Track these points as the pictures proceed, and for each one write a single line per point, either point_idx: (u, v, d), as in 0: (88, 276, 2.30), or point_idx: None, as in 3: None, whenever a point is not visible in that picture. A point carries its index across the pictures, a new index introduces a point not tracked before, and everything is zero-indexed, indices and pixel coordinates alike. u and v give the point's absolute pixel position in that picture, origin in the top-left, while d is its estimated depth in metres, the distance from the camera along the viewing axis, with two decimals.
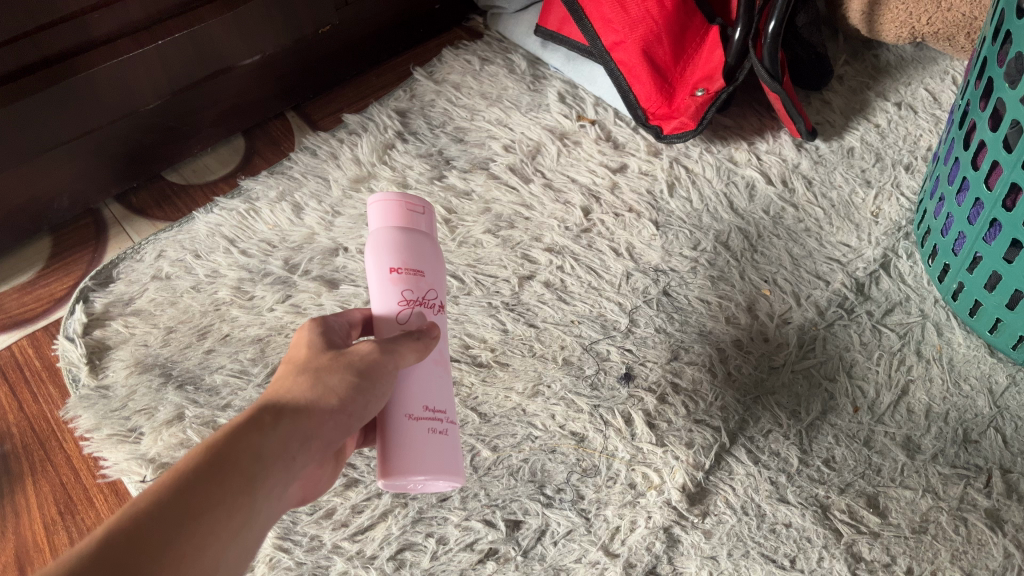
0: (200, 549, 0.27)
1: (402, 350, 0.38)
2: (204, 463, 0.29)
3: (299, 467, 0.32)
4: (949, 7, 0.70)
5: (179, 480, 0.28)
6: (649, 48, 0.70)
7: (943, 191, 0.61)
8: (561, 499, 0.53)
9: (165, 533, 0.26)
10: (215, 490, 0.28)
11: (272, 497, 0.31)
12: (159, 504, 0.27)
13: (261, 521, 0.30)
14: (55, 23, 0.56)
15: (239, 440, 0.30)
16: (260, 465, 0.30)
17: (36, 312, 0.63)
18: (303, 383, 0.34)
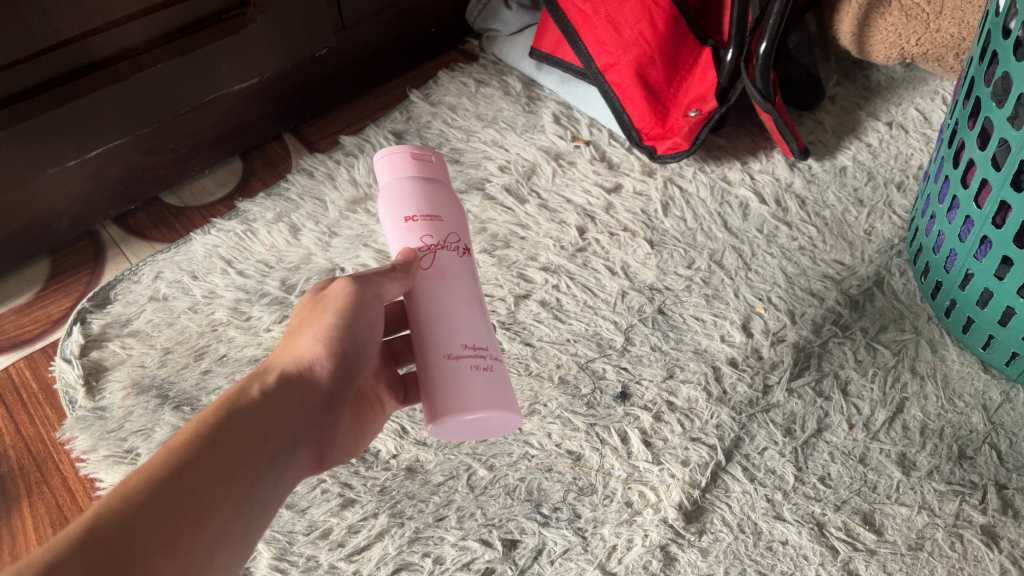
0: (197, 518, 0.31)
1: (383, 282, 0.42)
2: (202, 432, 0.33)
3: (302, 424, 0.36)
4: (938, 28, 0.71)
5: (181, 448, 0.32)
6: (643, 70, 0.71)
7: (934, 209, 0.61)
8: (558, 518, 0.53)
9: (159, 509, 0.30)
10: (213, 453, 0.33)
11: (271, 459, 0.35)
12: (162, 471, 0.31)
13: (268, 477, 0.34)
14: (54, 48, 0.57)
15: (227, 415, 0.34)
16: (249, 434, 0.34)
17: (33, 334, 0.63)
18: (292, 344, 0.39)
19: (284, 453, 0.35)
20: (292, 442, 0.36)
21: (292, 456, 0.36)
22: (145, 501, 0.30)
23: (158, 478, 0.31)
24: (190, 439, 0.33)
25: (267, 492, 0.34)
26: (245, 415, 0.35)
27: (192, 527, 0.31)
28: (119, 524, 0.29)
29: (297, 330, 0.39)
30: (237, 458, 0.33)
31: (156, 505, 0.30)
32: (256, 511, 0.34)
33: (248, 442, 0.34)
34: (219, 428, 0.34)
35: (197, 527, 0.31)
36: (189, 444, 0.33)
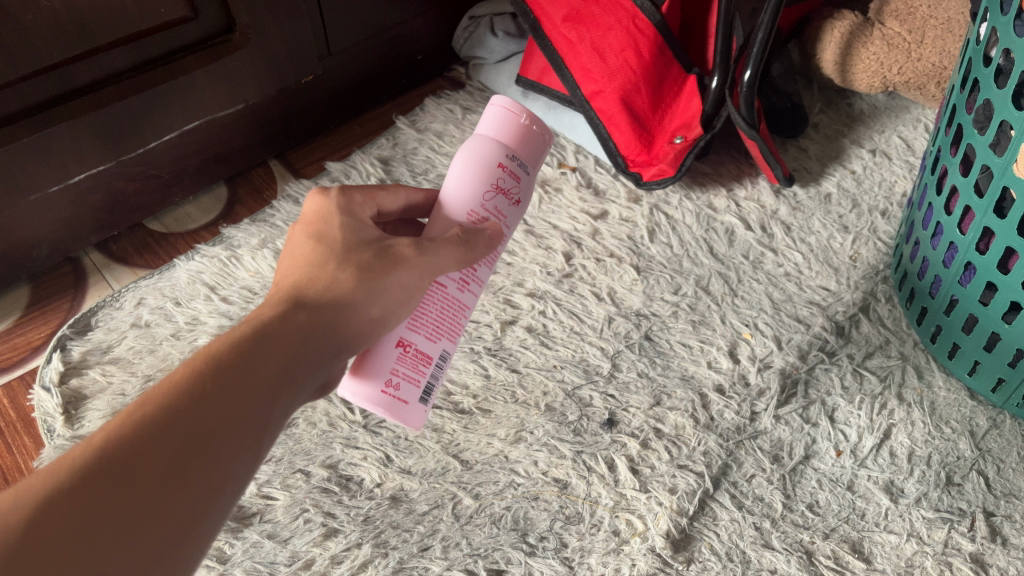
0: (207, 457, 0.30)
1: (440, 253, 0.41)
2: (215, 364, 0.32)
3: (319, 361, 0.36)
4: (920, 57, 0.72)
5: (191, 381, 0.31)
6: (628, 98, 0.71)
7: (918, 235, 0.61)
8: (544, 548, 0.52)
9: (169, 446, 0.29)
10: (227, 386, 0.32)
11: (284, 397, 0.34)
12: (169, 404, 0.30)
13: (282, 410, 0.34)
14: (36, 75, 0.56)
15: (248, 348, 0.33)
16: (268, 374, 0.33)
17: (12, 361, 0.62)
18: (324, 279, 0.37)
19: (296, 393, 0.34)
20: (306, 383, 0.35)
21: (304, 390, 0.35)
22: (153, 436, 0.29)
23: (167, 410, 0.30)
24: (205, 373, 0.32)
25: (276, 430, 0.33)
26: (266, 352, 0.33)
27: (202, 463, 0.30)
28: (123, 461, 0.28)
29: (343, 259, 0.38)
30: (253, 395, 0.32)
31: (166, 442, 0.29)
32: (264, 451, 0.33)
33: (264, 381, 0.33)
34: (237, 363, 0.33)
35: (207, 467, 0.30)
36: (205, 378, 0.31)
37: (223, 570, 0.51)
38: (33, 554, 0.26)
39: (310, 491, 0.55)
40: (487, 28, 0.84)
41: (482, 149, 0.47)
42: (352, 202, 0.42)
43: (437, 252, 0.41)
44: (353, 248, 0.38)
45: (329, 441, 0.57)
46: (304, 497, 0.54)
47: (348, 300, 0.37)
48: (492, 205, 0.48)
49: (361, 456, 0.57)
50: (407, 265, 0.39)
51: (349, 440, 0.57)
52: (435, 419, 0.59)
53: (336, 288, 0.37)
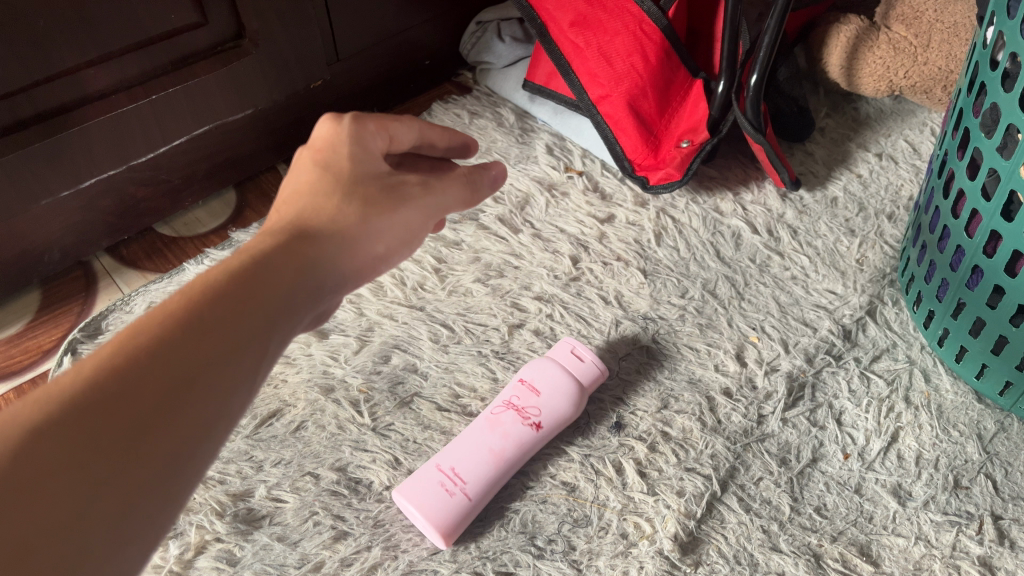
0: (207, 382, 0.30)
1: (440, 186, 0.44)
2: (219, 291, 0.32)
3: (321, 291, 0.36)
4: (926, 61, 0.72)
5: (196, 304, 0.32)
6: (635, 101, 0.72)
7: (925, 239, 0.62)
8: (552, 550, 0.52)
9: (171, 370, 0.29)
10: (233, 312, 0.32)
11: (284, 325, 0.34)
12: (173, 324, 0.31)
13: (284, 335, 0.34)
14: (50, 80, 0.57)
15: (248, 276, 0.33)
16: (269, 305, 0.33)
17: (22, 364, 0.63)
18: (328, 215, 0.38)
19: (295, 322, 0.35)
20: (305, 313, 0.35)
21: (305, 318, 0.36)
22: (155, 359, 0.29)
23: (169, 333, 0.30)
24: (207, 298, 0.32)
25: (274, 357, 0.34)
26: (267, 281, 0.34)
27: (209, 382, 0.30)
28: (126, 382, 0.28)
29: (345, 193, 0.39)
30: (255, 322, 0.32)
31: (168, 365, 0.29)
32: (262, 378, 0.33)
33: (269, 309, 0.33)
34: (239, 289, 0.33)
35: (208, 392, 0.30)
36: (207, 303, 0.32)
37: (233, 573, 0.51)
38: (35, 479, 0.26)
39: (319, 494, 0.55)
40: (495, 33, 0.85)
41: None
42: (370, 130, 0.41)
43: (434, 191, 0.43)
44: (357, 181, 0.39)
45: (338, 444, 0.58)
46: (313, 500, 0.55)
47: (348, 234, 0.38)
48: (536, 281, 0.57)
49: (370, 459, 0.57)
50: (403, 205, 0.41)
51: (358, 443, 0.58)
52: (443, 421, 0.59)
53: (338, 223, 0.38)
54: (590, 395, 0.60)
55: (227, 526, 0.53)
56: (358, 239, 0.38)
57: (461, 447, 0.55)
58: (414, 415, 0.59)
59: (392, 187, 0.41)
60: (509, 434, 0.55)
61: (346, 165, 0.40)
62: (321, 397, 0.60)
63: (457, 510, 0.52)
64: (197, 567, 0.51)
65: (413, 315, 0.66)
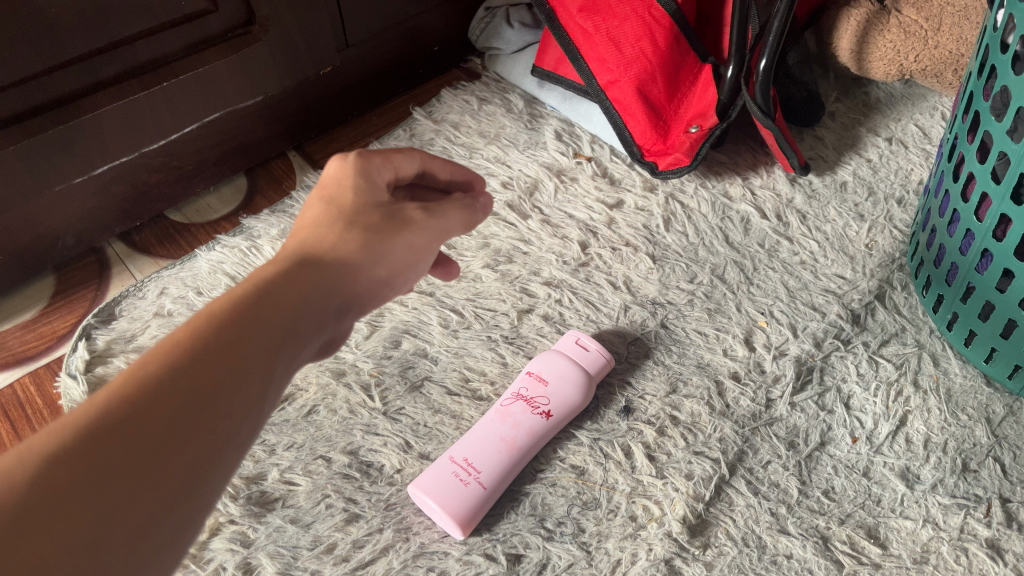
0: (210, 416, 0.30)
1: (446, 218, 0.42)
2: (223, 321, 0.32)
3: (328, 320, 0.36)
4: (936, 44, 0.72)
5: (200, 333, 0.31)
6: (644, 87, 0.72)
7: (935, 223, 0.61)
8: (562, 533, 0.53)
9: (175, 405, 0.29)
10: (237, 342, 0.32)
11: (287, 357, 0.33)
12: (178, 355, 0.30)
13: (290, 363, 0.34)
14: (62, 67, 0.57)
15: (253, 304, 0.33)
16: (274, 332, 0.33)
17: (38, 350, 0.63)
18: (332, 246, 0.37)
19: (299, 353, 0.34)
20: (309, 344, 0.35)
21: (312, 347, 0.35)
22: (160, 393, 0.29)
23: (173, 367, 0.30)
24: (211, 330, 0.32)
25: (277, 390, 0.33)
26: (271, 311, 0.33)
27: (214, 412, 0.30)
28: (131, 418, 0.28)
29: (350, 225, 0.39)
30: (257, 356, 0.32)
31: (173, 399, 0.29)
32: (265, 412, 0.32)
33: (274, 336, 0.33)
34: (243, 320, 0.32)
35: (214, 426, 0.30)
36: (212, 335, 0.31)
37: (247, 554, 0.52)
38: (44, 511, 0.26)
39: (331, 477, 0.56)
40: (503, 19, 0.85)
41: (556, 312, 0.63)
42: (372, 163, 0.42)
43: (439, 216, 0.42)
44: (359, 213, 0.39)
45: (349, 428, 0.58)
46: (325, 483, 0.55)
47: (351, 262, 0.37)
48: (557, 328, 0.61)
49: (382, 443, 0.57)
50: (407, 228, 0.40)
51: (369, 426, 0.58)
52: (454, 405, 0.60)
53: (341, 252, 0.37)
54: (598, 380, 0.60)
55: (241, 508, 0.53)
56: (360, 266, 0.38)
57: (471, 440, 0.55)
58: (425, 399, 0.60)
59: (396, 214, 0.40)
60: (520, 424, 0.55)
61: (349, 198, 0.40)
62: (332, 380, 0.61)
63: (474, 500, 0.52)
64: (211, 548, 0.52)
65: (423, 300, 0.66)
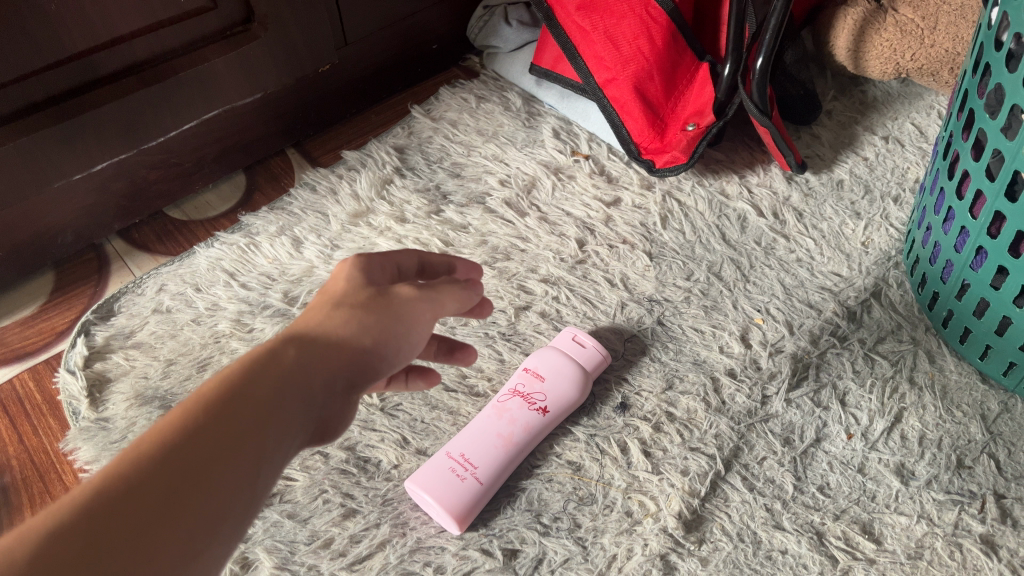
0: (200, 493, 0.28)
1: (444, 297, 0.40)
2: (215, 401, 0.31)
3: (321, 403, 0.34)
4: (933, 43, 0.72)
5: (191, 413, 0.30)
6: (641, 85, 0.72)
7: (930, 220, 0.62)
8: (558, 528, 0.53)
9: (163, 485, 0.28)
10: (228, 422, 0.30)
11: (281, 434, 0.32)
12: (168, 436, 0.29)
13: (284, 445, 0.32)
14: (61, 63, 0.57)
15: (246, 383, 0.32)
16: (267, 410, 0.31)
17: (37, 346, 0.64)
18: (323, 325, 0.36)
19: (295, 431, 0.32)
20: (306, 422, 0.33)
21: (307, 430, 0.33)
22: (146, 477, 0.28)
23: (162, 447, 0.29)
24: (200, 409, 0.30)
25: (272, 471, 0.31)
26: (261, 387, 0.32)
27: (204, 494, 0.28)
28: (116, 500, 0.27)
29: (342, 304, 0.37)
30: (249, 433, 0.30)
31: (160, 478, 0.28)
32: (260, 494, 0.30)
33: (267, 415, 0.31)
34: (236, 399, 0.31)
35: (204, 506, 0.28)
36: (203, 414, 0.30)
37: (245, 549, 0.52)
38: None
39: (328, 472, 0.56)
40: (501, 17, 0.85)
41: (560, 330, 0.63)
42: (373, 259, 0.41)
43: (436, 287, 0.40)
44: (351, 295, 0.38)
45: (347, 423, 0.58)
46: (323, 478, 0.55)
47: (339, 339, 0.35)
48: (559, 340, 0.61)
49: (379, 438, 0.58)
50: (400, 301, 0.38)
51: (366, 422, 0.58)
52: (451, 401, 0.60)
53: (328, 329, 0.36)
54: (595, 376, 0.61)
55: None
56: (344, 336, 0.36)
57: (468, 436, 0.55)
58: (422, 395, 0.60)
59: (388, 288, 0.39)
60: (516, 420, 0.56)
61: (340, 284, 0.39)
62: None
63: (470, 495, 0.52)
64: None
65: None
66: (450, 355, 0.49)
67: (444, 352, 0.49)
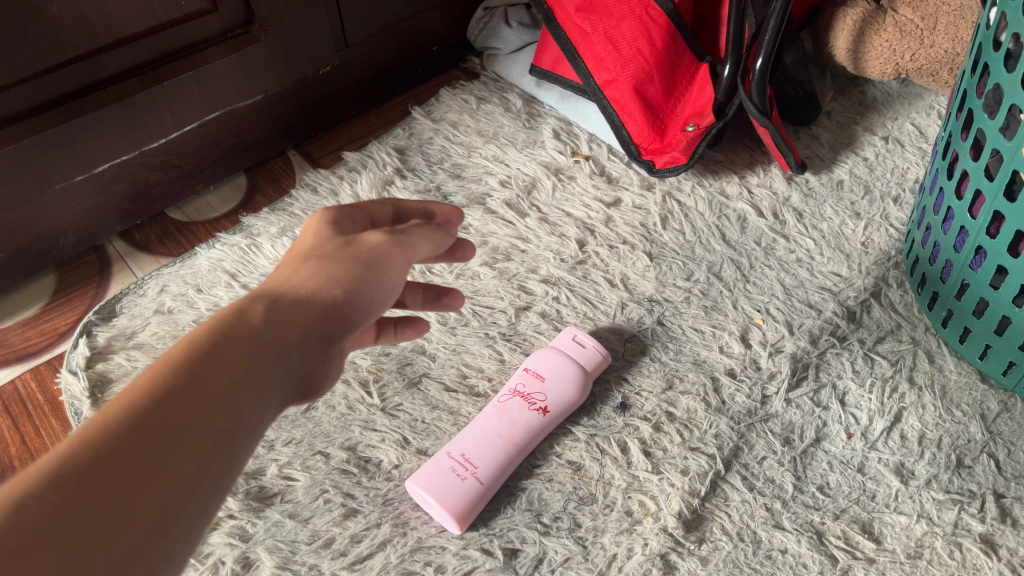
0: (175, 457, 0.28)
1: (414, 242, 0.40)
2: (185, 363, 0.31)
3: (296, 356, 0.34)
4: (932, 44, 0.72)
5: (162, 377, 0.30)
6: (641, 86, 0.72)
7: (930, 220, 0.62)
8: (558, 527, 0.53)
9: (135, 450, 0.28)
10: (198, 383, 0.30)
11: (258, 390, 0.32)
12: (140, 401, 0.29)
13: (259, 400, 0.32)
14: (62, 66, 0.58)
15: (216, 343, 0.32)
16: (238, 370, 0.31)
17: (40, 346, 0.64)
18: (291, 280, 0.36)
19: (274, 387, 0.32)
20: (285, 379, 0.33)
21: (285, 388, 0.33)
22: (117, 443, 0.28)
23: (135, 411, 0.29)
24: (170, 373, 0.30)
25: (254, 426, 0.31)
26: (232, 348, 0.32)
27: (176, 458, 0.28)
28: (89, 468, 0.27)
29: (311, 258, 0.37)
30: (221, 392, 0.31)
31: (132, 446, 0.28)
32: (238, 454, 0.31)
33: (238, 375, 0.31)
34: (207, 361, 0.31)
35: (177, 471, 0.28)
36: (173, 378, 0.30)
37: (246, 549, 0.52)
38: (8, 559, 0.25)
39: (329, 472, 0.56)
40: (501, 18, 0.85)
41: (562, 330, 0.63)
42: (340, 216, 0.41)
43: (405, 234, 0.39)
44: (319, 249, 0.38)
45: (348, 424, 0.59)
46: (324, 478, 0.56)
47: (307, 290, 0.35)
48: (560, 339, 0.61)
49: (380, 439, 0.58)
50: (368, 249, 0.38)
51: (367, 423, 0.59)
52: (451, 401, 0.60)
53: (294, 283, 0.35)
54: (595, 376, 0.61)
55: (240, 503, 0.54)
56: (316, 287, 0.35)
57: (468, 436, 0.55)
58: (422, 396, 0.60)
59: (355, 239, 0.38)
60: (516, 420, 0.56)
61: (308, 242, 0.39)
62: None
63: (471, 495, 0.52)
64: (210, 542, 0.52)
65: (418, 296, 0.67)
66: (438, 302, 0.49)
67: (430, 299, 0.49)
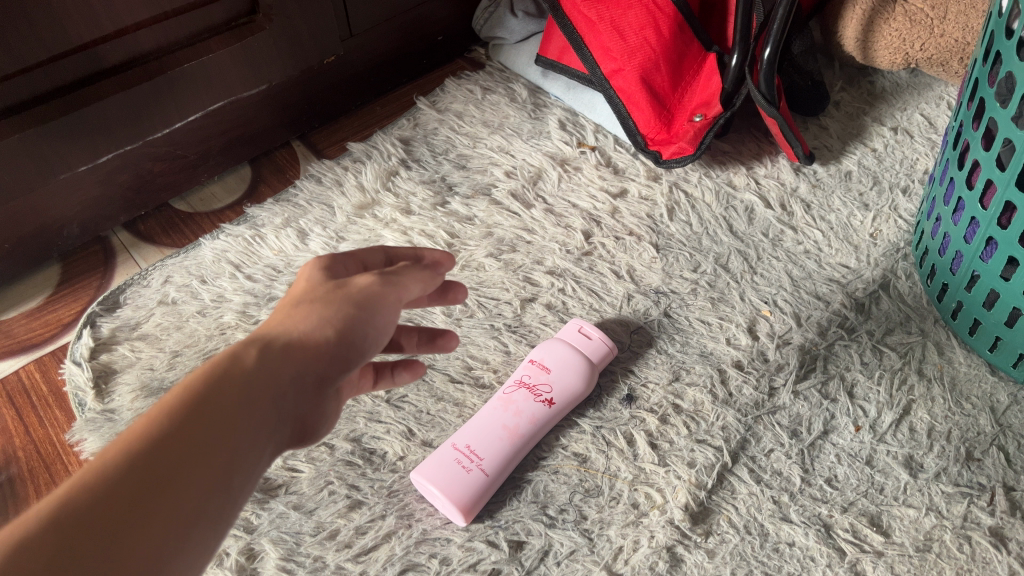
0: (171, 499, 0.28)
1: (403, 284, 0.40)
2: (181, 405, 0.30)
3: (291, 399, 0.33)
4: (942, 33, 0.71)
5: (158, 420, 0.30)
6: (648, 76, 0.71)
7: (939, 211, 0.61)
8: (564, 520, 0.53)
9: (131, 491, 0.27)
10: (195, 425, 0.30)
11: (254, 434, 0.31)
12: (136, 443, 0.29)
13: (255, 443, 0.31)
14: (65, 55, 0.57)
15: (213, 384, 0.31)
16: (235, 411, 0.31)
17: (44, 337, 0.64)
18: (283, 324, 0.35)
19: (269, 431, 0.32)
20: (280, 421, 0.33)
21: (280, 431, 0.33)
22: (113, 486, 0.27)
23: (131, 453, 0.28)
24: (168, 414, 0.30)
25: (248, 472, 0.31)
26: (228, 387, 0.31)
27: (171, 502, 0.28)
28: (84, 511, 0.26)
29: (304, 302, 0.37)
30: (219, 434, 0.30)
31: (128, 489, 0.27)
32: (234, 495, 0.30)
33: (234, 416, 0.31)
34: (203, 401, 0.31)
35: (172, 514, 0.28)
36: (169, 420, 0.30)
37: (250, 540, 0.52)
38: None
39: (334, 464, 0.56)
40: (507, 7, 0.84)
41: (568, 322, 0.62)
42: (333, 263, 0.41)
43: (396, 278, 0.39)
44: (312, 292, 0.38)
45: (352, 415, 0.58)
46: (328, 470, 0.55)
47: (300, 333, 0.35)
48: (565, 331, 0.61)
49: (385, 430, 0.57)
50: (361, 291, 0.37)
51: (372, 414, 0.58)
52: (456, 393, 0.60)
53: (287, 326, 0.35)
54: (602, 368, 0.60)
55: None
56: (310, 329, 0.35)
57: (474, 428, 0.55)
58: (428, 387, 0.60)
59: (347, 282, 0.38)
60: (521, 411, 0.55)
61: (301, 286, 0.39)
62: None
63: (476, 487, 0.52)
64: None
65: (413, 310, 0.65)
66: (432, 343, 0.49)
67: (426, 341, 0.48)
